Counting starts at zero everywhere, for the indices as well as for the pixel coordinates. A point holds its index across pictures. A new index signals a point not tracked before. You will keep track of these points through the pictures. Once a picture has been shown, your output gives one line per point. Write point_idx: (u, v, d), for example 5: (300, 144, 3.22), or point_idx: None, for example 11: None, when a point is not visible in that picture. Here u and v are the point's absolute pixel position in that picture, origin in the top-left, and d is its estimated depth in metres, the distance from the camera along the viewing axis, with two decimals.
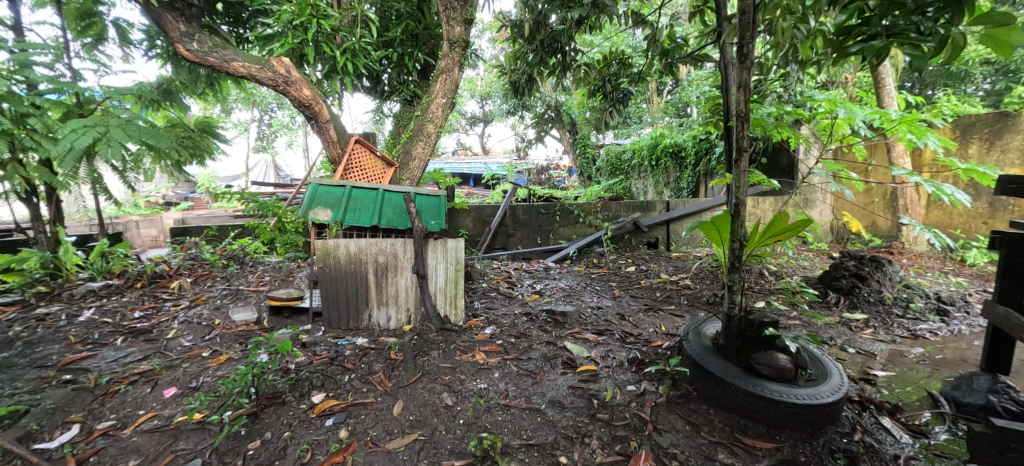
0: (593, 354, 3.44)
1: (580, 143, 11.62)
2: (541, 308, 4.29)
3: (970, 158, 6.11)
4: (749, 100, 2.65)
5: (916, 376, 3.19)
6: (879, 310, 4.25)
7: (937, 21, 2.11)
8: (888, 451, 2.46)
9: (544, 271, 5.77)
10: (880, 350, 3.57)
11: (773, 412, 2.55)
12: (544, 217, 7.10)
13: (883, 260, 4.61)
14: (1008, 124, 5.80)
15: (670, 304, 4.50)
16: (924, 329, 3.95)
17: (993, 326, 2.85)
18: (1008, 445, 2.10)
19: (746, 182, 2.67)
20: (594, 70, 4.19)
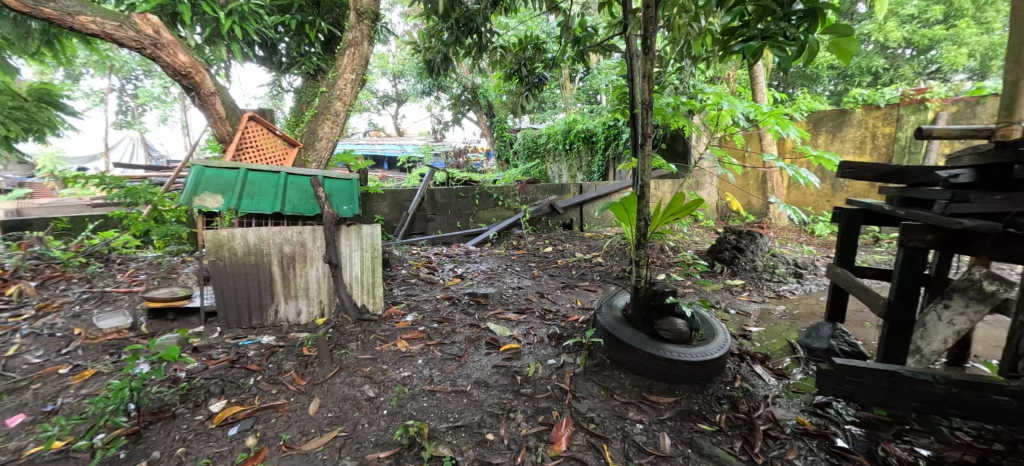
0: (516, 332, 3.56)
1: (498, 127, 11.72)
2: (464, 292, 4.30)
3: (820, 147, 7.40)
4: (652, 89, 2.86)
5: (779, 329, 3.83)
6: (754, 277, 4.98)
7: (798, 28, 2.47)
8: (760, 392, 2.93)
9: (465, 254, 5.77)
10: (754, 310, 4.22)
11: (674, 370, 2.88)
12: (462, 201, 7.05)
13: (756, 233, 5.37)
14: (845, 119, 7.09)
15: (585, 281, 4.81)
16: (785, 289, 4.75)
17: (835, 284, 3.48)
18: (844, 378, 2.33)
19: (650, 166, 2.92)
20: (511, 53, 4.19)
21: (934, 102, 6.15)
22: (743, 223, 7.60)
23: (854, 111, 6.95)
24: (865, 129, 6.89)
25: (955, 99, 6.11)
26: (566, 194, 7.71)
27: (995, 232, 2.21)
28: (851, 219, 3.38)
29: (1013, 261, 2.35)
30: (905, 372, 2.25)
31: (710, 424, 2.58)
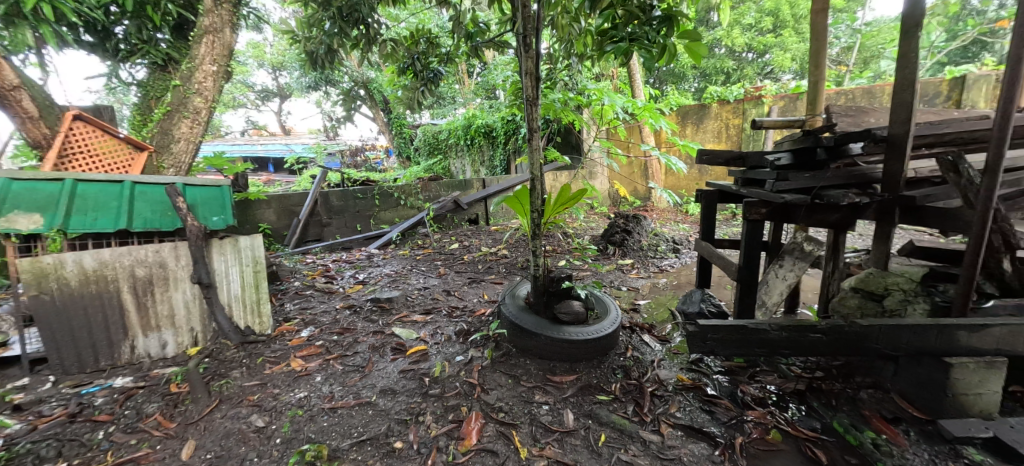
0: (422, 334, 3.49)
1: (396, 123, 11.31)
2: (366, 298, 4.09)
3: (687, 137, 8.40)
4: (536, 86, 3.01)
5: (663, 300, 4.29)
6: (642, 255, 5.50)
7: (659, 31, 2.75)
8: (648, 358, 3.26)
9: (366, 258, 5.47)
10: (642, 285, 4.66)
11: (574, 349, 3.07)
12: (361, 202, 6.68)
13: (641, 216, 5.92)
14: (705, 112, 8.14)
15: (491, 274, 4.88)
16: (667, 264, 5.33)
17: (702, 256, 3.99)
18: (705, 337, 2.49)
19: (540, 159, 3.04)
20: (402, 47, 4.04)
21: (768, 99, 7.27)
22: (633, 208, 8.34)
23: (712, 105, 8.01)
24: (721, 121, 7.98)
25: (784, 95, 7.31)
26: (470, 189, 7.73)
27: (806, 203, 2.75)
28: (709, 199, 3.91)
29: (818, 224, 2.89)
30: (749, 325, 2.47)
31: (607, 393, 2.77)
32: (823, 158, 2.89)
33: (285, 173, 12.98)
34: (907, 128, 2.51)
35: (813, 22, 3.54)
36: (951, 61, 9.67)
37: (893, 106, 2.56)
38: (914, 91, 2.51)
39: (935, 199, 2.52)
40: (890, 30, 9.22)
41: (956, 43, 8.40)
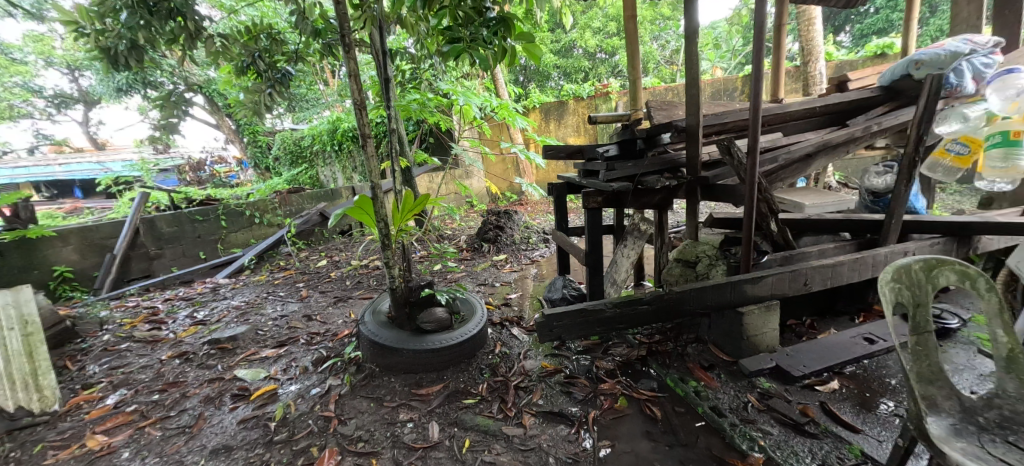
0: (272, 371, 3.10)
1: (246, 129, 9.99)
2: (202, 340, 3.50)
3: (551, 133, 8.91)
4: (362, 88, 2.78)
5: (532, 290, 4.47)
6: (514, 249, 5.69)
7: (495, 33, 2.73)
8: (516, 351, 3.33)
9: (211, 291, 4.71)
10: (514, 278, 4.82)
11: (439, 358, 3.01)
12: (201, 226, 5.72)
13: (512, 211, 6.13)
14: (564, 109, 8.73)
15: (360, 289, 4.57)
16: (538, 254, 5.58)
17: (560, 245, 4.15)
18: (552, 324, 2.64)
19: (376, 166, 2.88)
20: (236, 43, 3.54)
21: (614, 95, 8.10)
22: (509, 204, 8.56)
23: (569, 102, 8.62)
24: (578, 116, 8.62)
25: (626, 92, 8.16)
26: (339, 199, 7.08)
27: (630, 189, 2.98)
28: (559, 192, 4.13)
29: (644, 207, 3.16)
30: (589, 306, 2.66)
31: (474, 396, 2.76)
32: (641, 148, 3.36)
33: (102, 197, 10.63)
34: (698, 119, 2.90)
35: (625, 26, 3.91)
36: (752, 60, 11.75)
37: (687, 101, 2.92)
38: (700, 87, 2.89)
39: (721, 178, 3.04)
40: (704, 35, 10.88)
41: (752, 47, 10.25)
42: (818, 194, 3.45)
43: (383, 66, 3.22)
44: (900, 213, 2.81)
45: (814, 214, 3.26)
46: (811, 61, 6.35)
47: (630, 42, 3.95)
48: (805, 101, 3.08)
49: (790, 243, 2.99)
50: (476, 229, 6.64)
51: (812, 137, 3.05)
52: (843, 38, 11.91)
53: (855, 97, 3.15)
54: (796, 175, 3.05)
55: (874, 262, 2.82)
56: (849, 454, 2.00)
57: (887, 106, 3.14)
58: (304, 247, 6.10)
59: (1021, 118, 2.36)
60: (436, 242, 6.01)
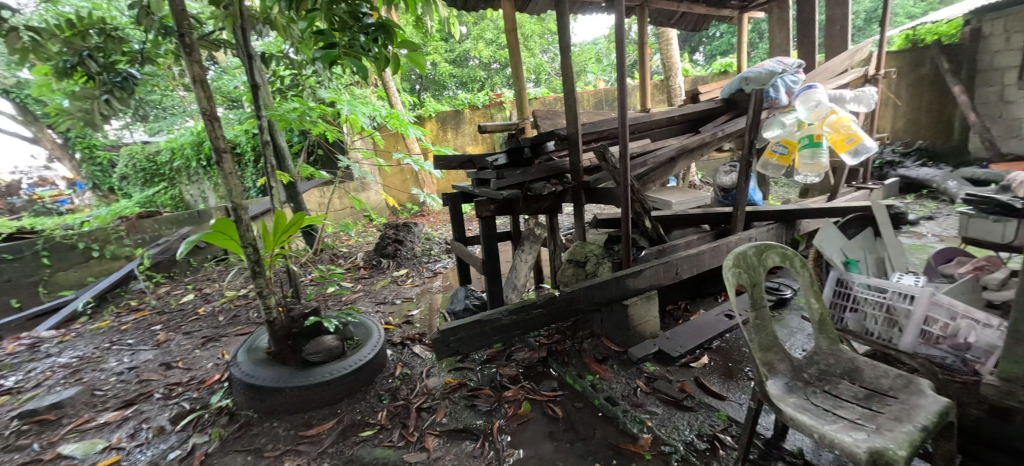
0: (115, 438, 2.59)
1: (80, 143, 8.25)
2: (14, 414, 2.81)
3: (449, 142, 8.75)
4: (211, 96, 2.48)
5: (435, 303, 4.35)
6: (415, 262, 5.51)
7: (376, 39, 2.51)
8: (418, 369, 3.19)
9: (31, 347, 3.83)
10: (416, 293, 4.66)
11: (331, 390, 2.77)
12: (10, 267, 4.65)
13: (412, 223, 5.94)
14: (460, 118, 8.68)
15: (236, 324, 4.05)
16: (440, 265, 5.46)
17: (458, 256, 4.03)
18: (447, 341, 2.56)
19: (237, 183, 2.55)
20: (56, 38, 2.95)
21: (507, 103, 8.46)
22: (409, 216, 8.29)
23: (464, 111, 8.62)
24: (473, 124, 8.69)
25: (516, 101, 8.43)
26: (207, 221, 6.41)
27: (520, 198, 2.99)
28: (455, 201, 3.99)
29: (537, 212, 3.27)
30: (483, 318, 2.65)
31: (371, 427, 2.60)
32: (529, 157, 3.28)
33: None
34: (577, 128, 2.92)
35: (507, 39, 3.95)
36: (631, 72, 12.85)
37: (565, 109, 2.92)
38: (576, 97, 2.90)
39: (601, 182, 3.22)
40: (586, 49, 11.67)
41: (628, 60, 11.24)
42: (682, 194, 3.81)
43: (251, 70, 2.93)
44: (744, 205, 3.18)
45: (680, 211, 3.59)
46: (671, 76, 7.19)
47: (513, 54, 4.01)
48: (666, 111, 3.46)
49: (663, 238, 3.22)
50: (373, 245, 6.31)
51: (674, 143, 3.39)
52: (699, 58, 13.70)
53: (704, 108, 3.63)
54: (664, 176, 3.36)
55: (728, 248, 3.19)
56: (720, 421, 2.24)
57: (728, 115, 3.64)
58: (165, 281, 5.25)
59: (820, 124, 2.78)
60: (328, 263, 5.58)
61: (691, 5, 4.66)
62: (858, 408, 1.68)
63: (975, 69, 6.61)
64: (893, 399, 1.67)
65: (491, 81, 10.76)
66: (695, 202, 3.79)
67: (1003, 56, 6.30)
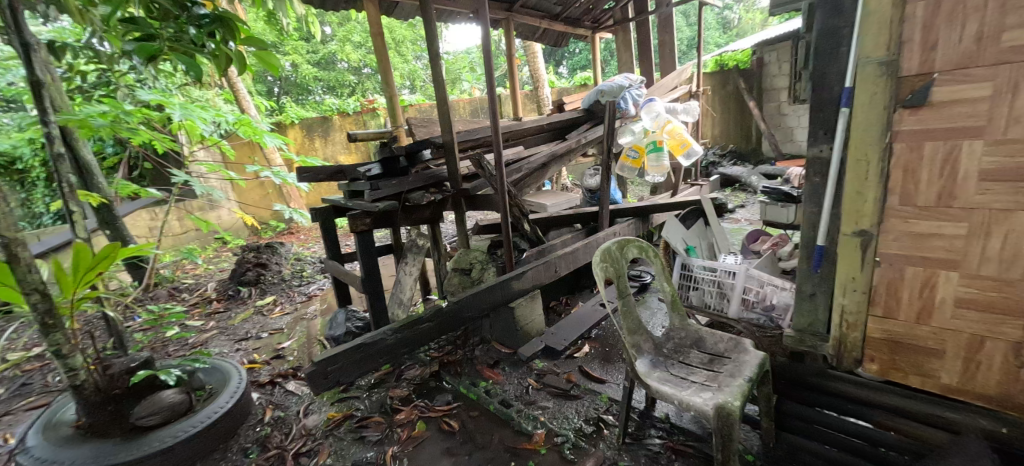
0: None
1: None
2: None
3: (317, 150, 8.17)
4: None
5: (310, 331, 4.00)
6: (283, 287, 5.02)
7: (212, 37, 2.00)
8: (293, 410, 2.91)
9: None
10: (286, 322, 4.25)
11: (179, 455, 2.36)
12: None
13: (275, 245, 5.46)
14: (328, 125, 8.15)
15: (28, 398, 3.23)
16: (314, 287, 5.05)
17: (334, 276, 3.72)
18: (325, 372, 2.39)
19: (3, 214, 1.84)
20: None
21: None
22: (274, 235, 7.51)
23: (333, 118, 8.12)
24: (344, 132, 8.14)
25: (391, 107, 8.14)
26: None
27: (395, 207, 2.83)
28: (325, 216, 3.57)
29: (418, 222, 3.10)
30: (365, 341, 2.54)
31: None
32: (404, 165, 3.04)
33: None
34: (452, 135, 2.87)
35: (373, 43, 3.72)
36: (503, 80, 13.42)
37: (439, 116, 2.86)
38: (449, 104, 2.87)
39: (479, 188, 3.21)
40: (460, 58, 11.82)
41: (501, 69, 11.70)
42: (554, 197, 4.09)
43: (29, 59, 2.48)
44: (609, 203, 3.46)
45: (554, 212, 3.88)
46: (539, 86, 7.67)
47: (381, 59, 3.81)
48: (536, 119, 3.68)
49: (542, 238, 3.33)
50: (230, 272, 5.57)
51: (544, 149, 3.63)
52: (562, 70, 14.85)
53: (567, 117, 3.93)
54: (539, 180, 3.53)
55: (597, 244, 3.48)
56: (603, 403, 2.47)
57: (589, 123, 3.99)
58: None
59: (664, 131, 3.16)
60: (172, 300, 4.76)
61: (551, 22, 5.00)
62: (706, 372, 2.01)
63: (762, 89, 8.45)
64: (729, 359, 2.02)
65: (363, 86, 10.17)
66: (568, 204, 4.08)
67: (779, 79, 8.12)
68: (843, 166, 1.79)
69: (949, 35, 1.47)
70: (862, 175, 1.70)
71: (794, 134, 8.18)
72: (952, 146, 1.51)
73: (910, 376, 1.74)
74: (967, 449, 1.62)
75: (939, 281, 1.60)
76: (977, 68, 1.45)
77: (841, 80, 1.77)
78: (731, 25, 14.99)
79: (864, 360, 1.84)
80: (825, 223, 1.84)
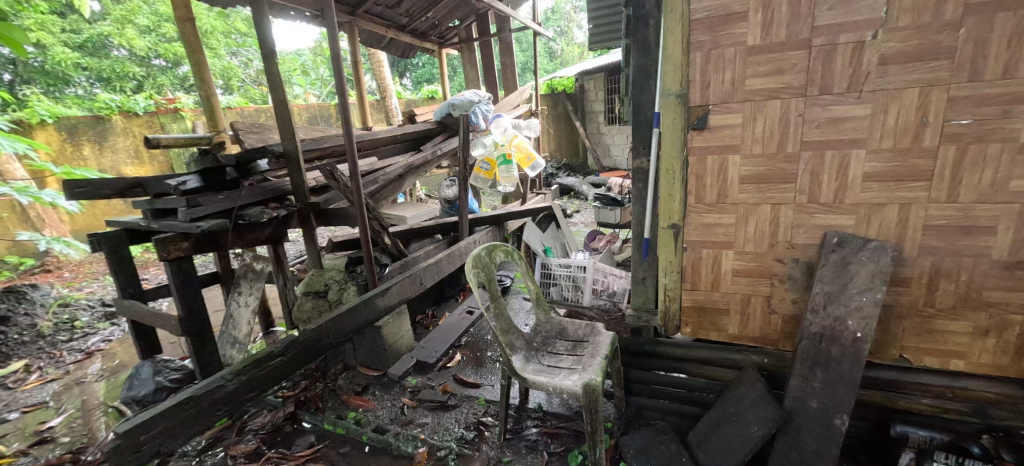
0: None
1: None
2: None
3: (88, 160, 6.46)
4: None
5: (96, 398, 3.10)
6: (41, 345, 3.85)
7: None
8: None
9: None
10: (53, 393, 3.21)
11: None
12: None
13: (24, 290, 4.22)
14: (105, 128, 6.54)
15: None
16: (97, 341, 4.00)
17: (132, 320, 2.93)
18: (137, 443, 1.88)
19: None
20: None
21: (189, 112, 6.99)
22: (17, 275, 5.42)
23: (112, 119, 6.57)
24: (131, 138, 6.75)
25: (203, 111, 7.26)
26: None
27: (228, 225, 2.42)
28: (116, 242, 2.74)
29: (254, 243, 2.77)
30: (197, 392, 2.07)
31: None
32: (234, 177, 2.64)
33: None
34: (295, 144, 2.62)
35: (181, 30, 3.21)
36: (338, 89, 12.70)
37: (277, 123, 2.58)
38: (290, 109, 2.61)
39: (333, 202, 2.95)
40: (288, 59, 10.74)
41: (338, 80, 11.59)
42: (412, 208, 4.01)
43: None
44: (467, 212, 3.56)
45: (415, 224, 3.72)
46: (386, 97, 7.64)
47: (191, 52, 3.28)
48: (390, 129, 3.56)
49: (402, 252, 3.29)
50: None
51: (399, 160, 3.53)
52: (405, 82, 14.71)
53: (422, 128, 3.90)
54: (395, 192, 3.44)
55: (461, 253, 3.56)
56: (480, 406, 2.54)
57: (443, 135, 4.04)
58: None
59: (523, 155, 3.46)
60: None
61: (398, 33, 4.95)
62: (571, 357, 2.26)
63: (585, 111, 9.92)
64: (589, 343, 2.32)
65: (155, 80, 8.13)
66: (428, 214, 4.02)
67: (596, 104, 9.59)
68: (657, 174, 2.28)
69: (715, 79, 1.99)
70: (671, 182, 2.19)
71: (611, 150, 9.68)
72: (722, 159, 2.06)
73: (711, 333, 2.29)
74: (748, 379, 2.18)
75: (722, 258, 2.17)
76: (734, 103, 1.99)
77: (652, 107, 2.24)
78: (556, 55, 17.03)
79: (680, 325, 2.35)
80: (648, 220, 2.33)
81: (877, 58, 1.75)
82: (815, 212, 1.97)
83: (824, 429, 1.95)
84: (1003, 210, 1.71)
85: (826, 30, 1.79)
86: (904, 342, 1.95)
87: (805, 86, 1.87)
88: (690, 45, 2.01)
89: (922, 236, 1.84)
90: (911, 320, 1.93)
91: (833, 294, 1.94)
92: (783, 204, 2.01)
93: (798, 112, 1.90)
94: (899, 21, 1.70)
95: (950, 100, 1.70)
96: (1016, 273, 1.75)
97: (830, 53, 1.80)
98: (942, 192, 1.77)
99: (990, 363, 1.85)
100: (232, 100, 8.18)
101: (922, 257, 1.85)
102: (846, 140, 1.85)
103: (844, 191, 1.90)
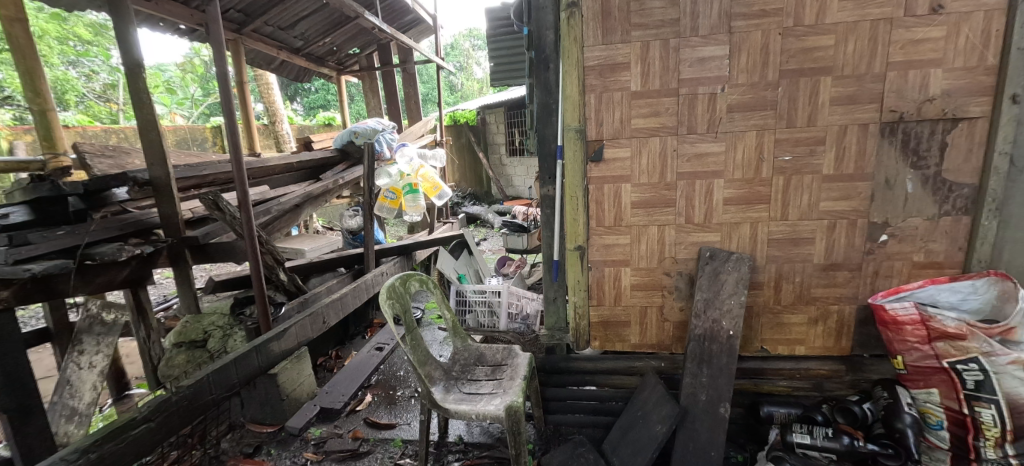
0: None
1: None
2: None
3: None
4: None
5: None
6: None
7: None
8: None
9: None
10: None
11: None
12: None
13: None
14: None
15: None
16: None
17: None
18: None
19: None
20: None
21: (4, 131, 5.66)
22: None
23: None
24: None
25: (24, 130, 5.95)
26: None
27: (72, 268, 2.00)
28: None
29: (105, 288, 2.30)
30: None
31: None
32: (79, 208, 2.25)
33: None
34: (166, 170, 2.34)
35: (6, 33, 2.64)
36: (212, 113, 11.38)
37: (142, 147, 2.28)
38: (159, 130, 2.32)
39: (214, 235, 2.65)
40: (149, 75, 9.43)
41: (210, 99, 10.53)
42: (311, 240, 3.77)
43: None
44: (372, 244, 3.43)
45: (315, 257, 3.47)
46: (276, 122, 7.24)
47: (21, 60, 2.73)
48: (284, 156, 3.32)
49: (301, 288, 3.03)
50: None
51: (295, 189, 3.29)
52: (296, 107, 13.88)
53: (319, 156, 3.70)
54: (290, 224, 3.17)
55: (367, 286, 3.38)
56: (397, 448, 2.37)
57: (345, 164, 3.88)
58: None
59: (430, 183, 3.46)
60: None
61: (292, 55, 4.70)
62: (491, 382, 2.26)
63: (487, 143, 10.31)
64: (507, 366, 2.35)
65: None
66: (330, 246, 3.80)
67: (498, 136, 10.06)
68: (563, 200, 2.48)
69: (606, 117, 2.27)
70: (574, 208, 2.40)
71: (513, 180, 10.06)
72: (616, 188, 2.32)
73: (616, 344, 2.51)
74: (648, 383, 2.42)
75: (621, 275, 2.42)
76: (623, 139, 2.27)
77: (554, 140, 2.46)
78: (457, 89, 17.42)
79: (589, 339, 2.55)
80: (556, 243, 2.53)
81: (726, 107, 2.16)
82: (691, 231, 2.32)
83: (711, 418, 2.23)
84: (817, 225, 2.21)
85: (689, 82, 2.16)
86: (763, 336, 2.38)
87: (676, 126, 2.21)
88: (584, 87, 2.26)
89: (768, 248, 2.28)
90: (765, 317, 2.36)
91: (709, 299, 2.28)
92: (667, 225, 2.33)
93: (673, 148, 2.24)
94: (738, 79, 2.13)
95: (777, 141, 2.16)
96: (830, 273, 2.26)
97: (692, 100, 2.18)
98: (778, 211, 2.23)
99: (820, 346, 2.34)
100: (70, 118, 6.91)
101: (769, 265, 2.30)
102: (710, 171, 2.23)
103: (711, 212, 2.28)
